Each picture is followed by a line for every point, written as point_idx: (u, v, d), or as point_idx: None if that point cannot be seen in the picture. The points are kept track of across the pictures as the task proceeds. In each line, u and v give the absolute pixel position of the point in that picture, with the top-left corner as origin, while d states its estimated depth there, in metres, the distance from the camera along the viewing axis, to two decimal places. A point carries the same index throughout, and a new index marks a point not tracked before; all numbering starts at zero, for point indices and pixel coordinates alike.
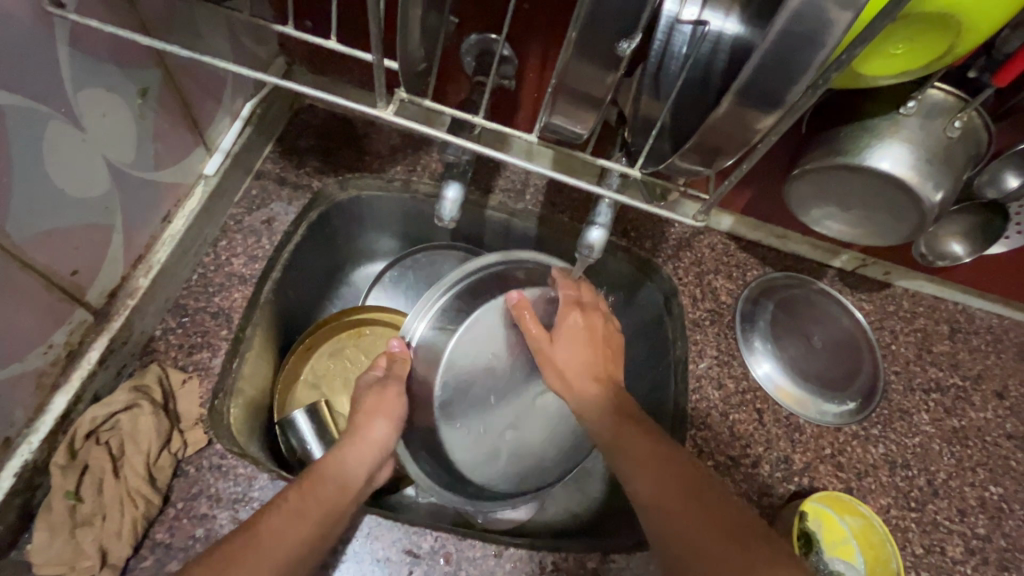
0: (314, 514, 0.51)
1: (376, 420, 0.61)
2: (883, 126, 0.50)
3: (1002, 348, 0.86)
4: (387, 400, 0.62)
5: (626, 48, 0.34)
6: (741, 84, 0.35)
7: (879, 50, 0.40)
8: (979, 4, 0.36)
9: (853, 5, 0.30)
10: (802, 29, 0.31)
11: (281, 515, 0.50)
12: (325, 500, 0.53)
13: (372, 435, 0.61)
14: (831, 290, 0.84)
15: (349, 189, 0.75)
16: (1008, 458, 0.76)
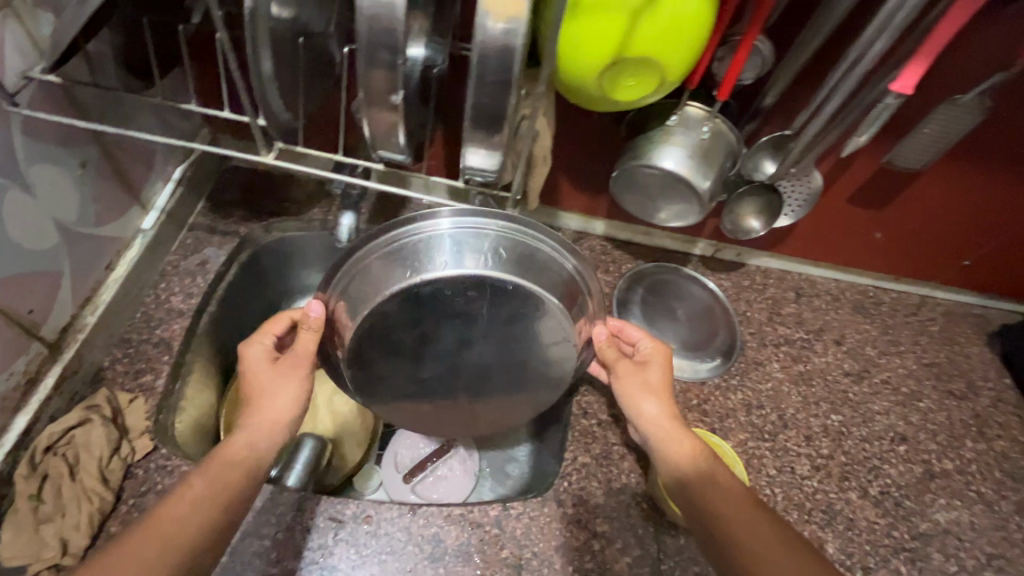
0: (203, 514, 0.51)
1: (270, 397, 0.62)
2: (657, 136, 0.68)
3: (840, 305, 1.04)
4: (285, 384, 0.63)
5: (397, 99, 0.47)
6: (490, 110, 0.47)
7: (617, 80, 0.56)
8: (659, 48, 0.53)
9: None
10: (502, 76, 0.44)
11: (182, 500, 0.51)
12: (232, 481, 0.55)
13: (273, 412, 0.61)
14: (695, 273, 1.00)
15: (273, 232, 0.89)
16: (846, 391, 0.93)
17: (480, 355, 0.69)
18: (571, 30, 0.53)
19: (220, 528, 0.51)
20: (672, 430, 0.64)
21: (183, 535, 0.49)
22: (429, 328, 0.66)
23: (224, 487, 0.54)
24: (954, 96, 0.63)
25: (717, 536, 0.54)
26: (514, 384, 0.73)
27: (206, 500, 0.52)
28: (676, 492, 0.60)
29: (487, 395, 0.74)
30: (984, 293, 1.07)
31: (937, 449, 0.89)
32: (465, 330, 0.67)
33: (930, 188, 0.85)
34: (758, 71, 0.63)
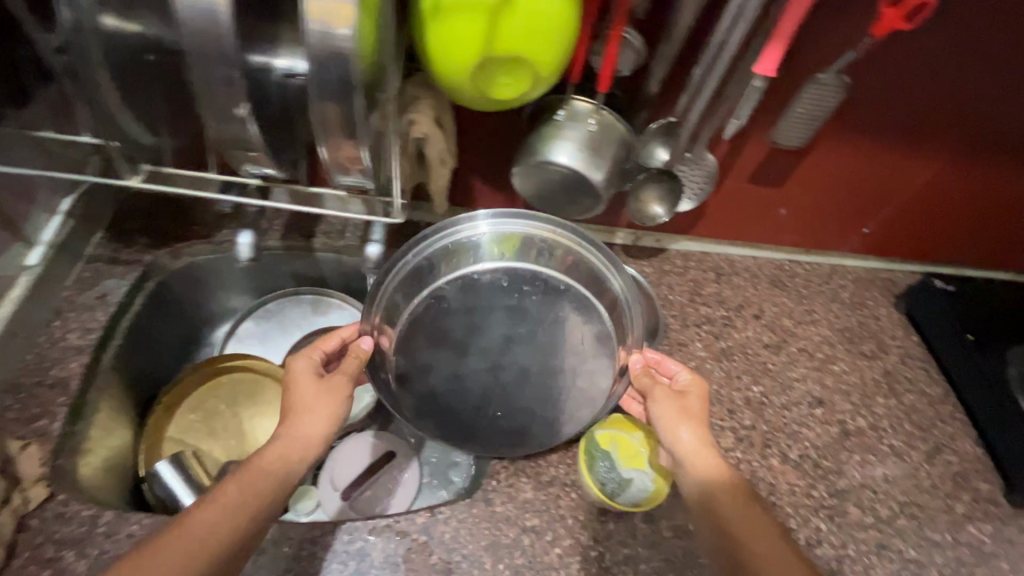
0: (230, 519, 0.56)
1: (305, 416, 0.65)
2: (547, 130, 0.70)
3: (758, 280, 1.09)
4: (323, 400, 0.66)
5: (238, 111, 0.51)
6: None
7: (494, 81, 0.57)
8: (521, 42, 0.54)
9: None
10: None
11: (214, 507, 0.56)
12: (258, 492, 0.59)
13: (307, 432, 0.64)
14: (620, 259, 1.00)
15: (181, 257, 0.87)
16: (766, 362, 0.97)
17: (518, 362, 0.73)
18: (439, 32, 0.54)
19: (237, 539, 0.55)
20: (705, 457, 0.65)
21: (213, 537, 0.54)
22: (478, 318, 0.72)
23: (255, 497, 0.58)
24: (815, 75, 0.67)
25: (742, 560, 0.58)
26: (548, 401, 0.74)
27: (228, 508, 0.56)
28: (705, 516, 0.63)
29: (521, 422, 0.74)
30: (890, 258, 1.12)
31: (851, 409, 0.94)
32: (507, 329, 0.73)
33: (818, 162, 0.89)
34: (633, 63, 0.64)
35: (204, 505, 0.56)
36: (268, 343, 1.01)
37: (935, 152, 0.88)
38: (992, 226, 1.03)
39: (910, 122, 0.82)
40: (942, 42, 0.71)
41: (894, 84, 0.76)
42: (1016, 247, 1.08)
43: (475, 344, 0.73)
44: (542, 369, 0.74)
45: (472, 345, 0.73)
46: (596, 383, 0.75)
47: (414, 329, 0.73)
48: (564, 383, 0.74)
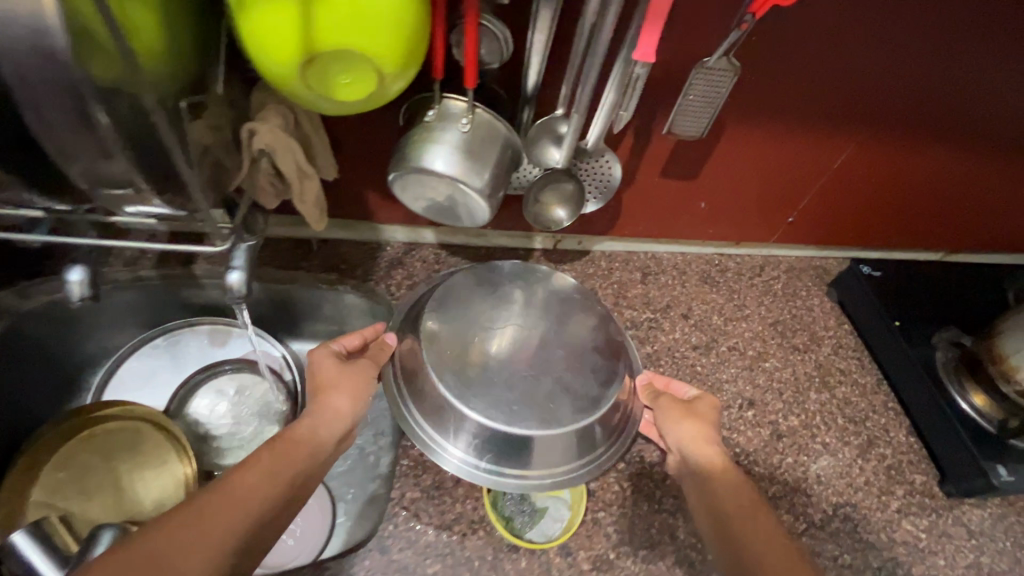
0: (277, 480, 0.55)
1: (338, 393, 0.66)
2: (418, 134, 0.63)
3: (687, 277, 1.04)
4: (354, 379, 0.68)
5: None
6: None
7: (329, 79, 0.50)
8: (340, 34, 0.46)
9: None
10: None
11: (256, 470, 0.54)
12: (290, 462, 0.57)
13: (330, 408, 0.65)
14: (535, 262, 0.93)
15: (33, 295, 0.77)
16: (694, 364, 0.92)
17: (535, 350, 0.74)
18: (251, 25, 0.46)
19: (274, 506, 0.53)
20: (704, 446, 0.66)
21: (254, 499, 0.52)
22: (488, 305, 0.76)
23: (286, 466, 0.57)
24: (701, 60, 0.62)
25: (729, 540, 0.57)
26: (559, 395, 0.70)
27: (267, 474, 0.55)
28: (701, 499, 0.63)
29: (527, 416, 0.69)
30: (821, 246, 1.09)
31: (783, 407, 0.90)
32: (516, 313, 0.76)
33: (732, 151, 0.85)
34: (495, 52, 0.58)
35: (243, 469, 0.54)
36: (156, 383, 0.91)
37: (848, 135, 0.84)
38: (918, 207, 1.01)
39: (817, 104, 0.78)
40: (836, 19, 0.67)
41: (793, 65, 0.72)
42: (943, 226, 1.06)
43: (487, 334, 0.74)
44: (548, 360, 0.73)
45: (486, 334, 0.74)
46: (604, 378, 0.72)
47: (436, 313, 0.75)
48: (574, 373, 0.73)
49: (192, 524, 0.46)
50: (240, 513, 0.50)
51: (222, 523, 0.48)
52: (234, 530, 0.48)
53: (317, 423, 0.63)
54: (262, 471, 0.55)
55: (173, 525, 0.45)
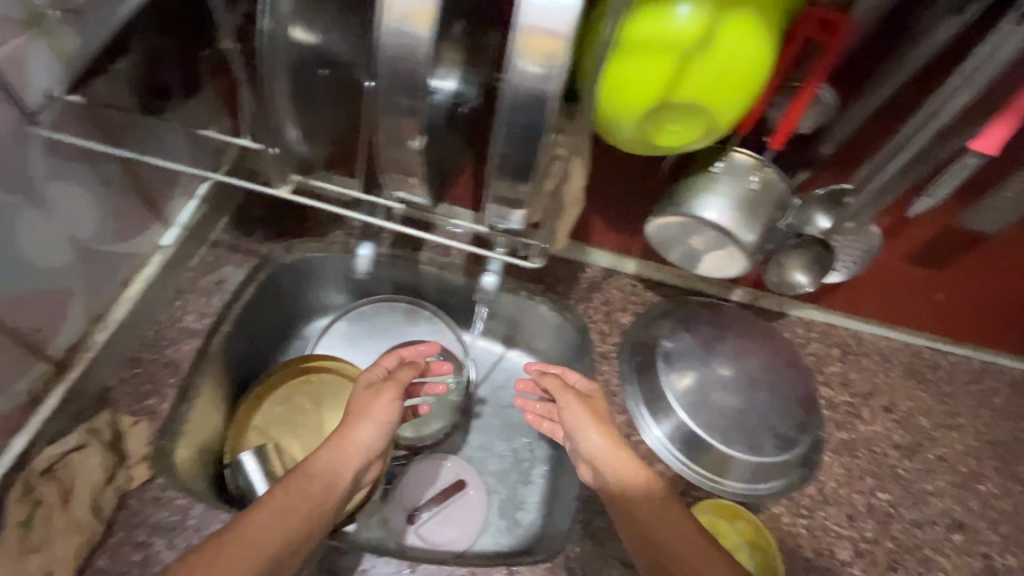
0: (301, 511, 0.61)
1: (360, 426, 0.69)
2: (701, 183, 0.63)
3: (891, 367, 0.95)
4: (378, 403, 0.71)
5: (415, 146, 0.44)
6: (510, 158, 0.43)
7: (661, 128, 0.52)
8: (698, 91, 0.48)
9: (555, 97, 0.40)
10: (525, 119, 0.41)
11: (271, 509, 0.60)
12: (311, 496, 0.63)
13: (357, 439, 0.68)
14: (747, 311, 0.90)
15: (294, 252, 0.88)
16: (895, 466, 0.84)
17: (753, 387, 0.81)
18: (620, 73, 0.48)
19: (301, 533, 0.60)
20: (624, 463, 0.69)
21: (268, 546, 0.57)
22: (717, 335, 0.86)
23: (301, 500, 0.62)
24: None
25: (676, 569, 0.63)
26: (750, 431, 0.78)
27: (296, 512, 0.61)
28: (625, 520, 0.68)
29: (721, 433, 0.78)
30: None
31: (997, 542, 0.79)
32: (740, 347, 0.85)
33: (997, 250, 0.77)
34: (814, 121, 0.58)
35: (257, 511, 0.59)
36: (358, 345, 1.03)
37: None
38: None
39: None
40: None
41: None
42: None
43: (709, 358, 0.83)
44: (754, 404, 0.79)
45: (710, 358, 0.83)
46: (790, 426, 0.79)
47: (679, 325, 0.87)
48: (772, 417, 0.79)
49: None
50: (266, 548, 0.57)
51: (240, 563, 0.55)
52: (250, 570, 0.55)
53: (329, 453, 0.66)
54: (282, 498, 0.61)
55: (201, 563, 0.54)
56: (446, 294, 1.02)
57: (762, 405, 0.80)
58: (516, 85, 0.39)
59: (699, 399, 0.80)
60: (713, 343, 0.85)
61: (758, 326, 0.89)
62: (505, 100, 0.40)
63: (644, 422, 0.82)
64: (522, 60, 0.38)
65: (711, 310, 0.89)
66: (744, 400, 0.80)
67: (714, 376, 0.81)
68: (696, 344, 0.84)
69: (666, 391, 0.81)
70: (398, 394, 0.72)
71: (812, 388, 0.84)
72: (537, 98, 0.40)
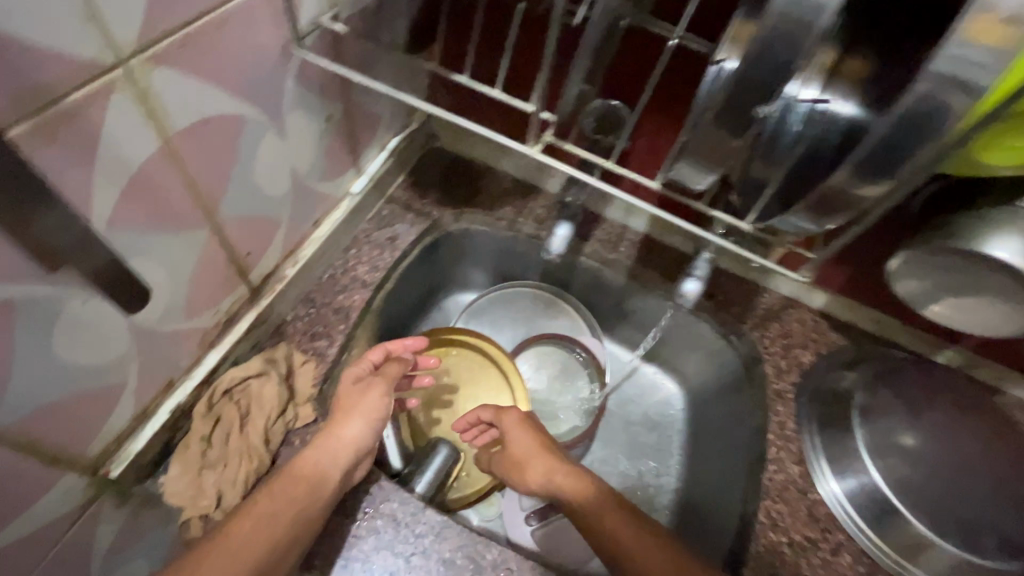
0: (286, 515, 0.53)
1: (352, 419, 0.61)
2: (1000, 216, 0.51)
3: None
4: (368, 400, 0.63)
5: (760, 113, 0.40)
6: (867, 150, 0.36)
7: (997, 139, 0.42)
8: None
9: (977, 94, 0.32)
10: (922, 112, 0.33)
11: (253, 517, 0.52)
12: (297, 500, 0.54)
13: (344, 435, 0.60)
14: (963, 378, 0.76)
15: (461, 221, 0.85)
16: None
17: (970, 471, 0.67)
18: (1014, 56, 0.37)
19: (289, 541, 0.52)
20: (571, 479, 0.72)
21: (251, 552, 0.50)
22: (926, 399, 0.72)
23: (286, 504, 0.54)
24: None
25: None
26: (966, 522, 0.64)
27: (279, 523, 0.53)
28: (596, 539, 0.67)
29: (929, 516, 0.64)
30: None
31: None
32: (955, 419, 0.71)
33: None
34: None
35: (244, 517, 0.52)
36: (495, 328, 1.01)
37: None
38: None
39: None
40: None
41: None
42: None
43: (916, 423, 0.70)
44: (971, 492, 0.66)
45: (916, 424, 0.70)
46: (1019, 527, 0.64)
47: (880, 376, 0.74)
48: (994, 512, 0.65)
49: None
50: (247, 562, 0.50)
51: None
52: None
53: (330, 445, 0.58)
54: (265, 506, 0.53)
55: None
56: (595, 293, 0.96)
57: (981, 494, 0.66)
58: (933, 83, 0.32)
59: (902, 467, 0.67)
60: (922, 406, 0.71)
61: (973, 398, 0.75)
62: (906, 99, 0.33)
63: (820, 473, 0.70)
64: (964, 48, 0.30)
65: (920, 367, 0.76)
66: (959, 483, 0.66)
67: (923, 446, 0.68)
68: (901, 403, 0.71)
69: (861, 448, 0.69)
70: (387, 389, 0.65)
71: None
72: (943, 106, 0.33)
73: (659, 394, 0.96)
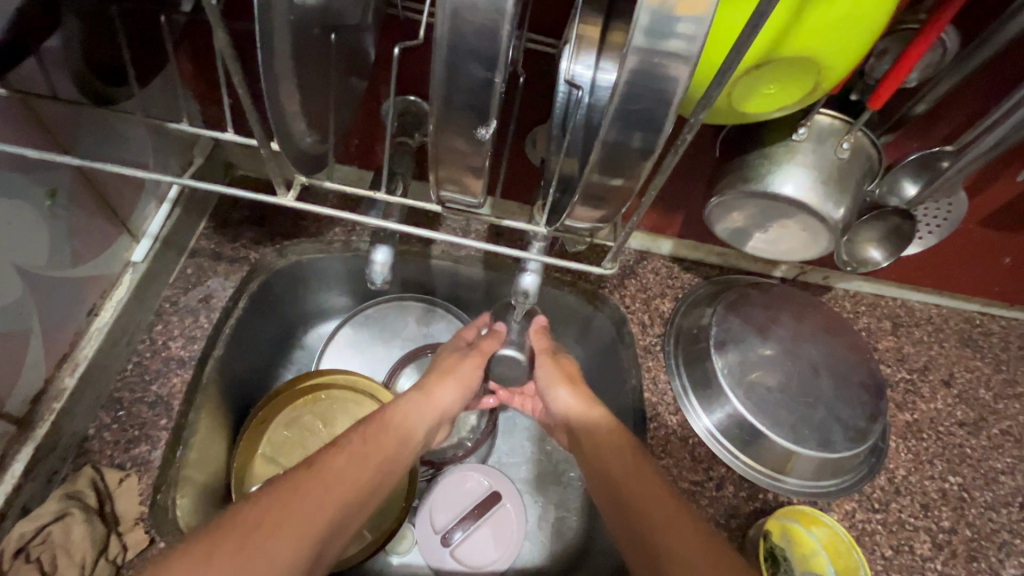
0: (372, 462, 0.54)
1: (446, 382, 0.68)
2: (780, 152, 0.53)
3: (944, 336, 0.88)
4: (464, 369, 0.71)
5: (484, 134, 0.35)
6: (612, 139, 0.34)
7: (755, 89, 0.42)
8: (814, 40, 0.38)
9: (690, 60, 0.30)
10: (648, 89, 0.32)
11: (337, 458, 0.52)
12: (386, 448, 0.57)
13: (439, 399, 0.67)
14: (791, 288, 0.84)
15: (288, 255, 0.76)
16: (963, 446, 0.78)
17: (814, 373, 0.74)
18: (737, 24, 0.36)
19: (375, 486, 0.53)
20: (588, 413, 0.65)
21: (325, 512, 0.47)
22: (771, 316, 0.78)
23: (373, 452, 0.55)
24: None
25: (616, 485, 0.56)
26: (816, 427, 0.70)
27: (367, 465, 0.54)
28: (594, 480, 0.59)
29: (789, 425, 0.70)
30: None
31: None
32: (796, 326, 0.78)
33: None
34: (927, 72, 0.51)
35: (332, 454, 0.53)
36: (366, 354, 0.91)
37: None
38: None
39: None
40: None
41: None
42: None
43: (767, 340, 0.75)
44: (820, 396, 0.72)
45: (767, 340, 0.75)
46: (855, 408, 0.72)
47: (731, 303, 0.78)
48: (837, 408, 0.72)
49: (221, 542, 0.42)
50: (341, 494, 0.50)
51: (315, 517, 0.46)
52: (305, 542, 0.44)
53: (423, 405, 0.65)
54: (353, 450, 0.54)
55: (276, 502, 0.46)
56: (461, 290, 0.91)
57: (828, 390, 0.73)
58: (645, 47, 0.30)
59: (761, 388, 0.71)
60: (765, 326, 0.76)
61: (805, 298, 0.82)
62: (625, 76, 0.31)
63: (692, 414, 0.74)
64: (650, 8, 0.29)
65: (760, 289, 0.81)
66: (808, 389, 0.72)
67: (774, 360, 0.73)
68: (748, 325, 0.76)
69: (721, 380, 0.72)
70: (482, 361, 0.72)
71: (876, 371, 0.76)
72: (663, 64, 0.31)
73: None
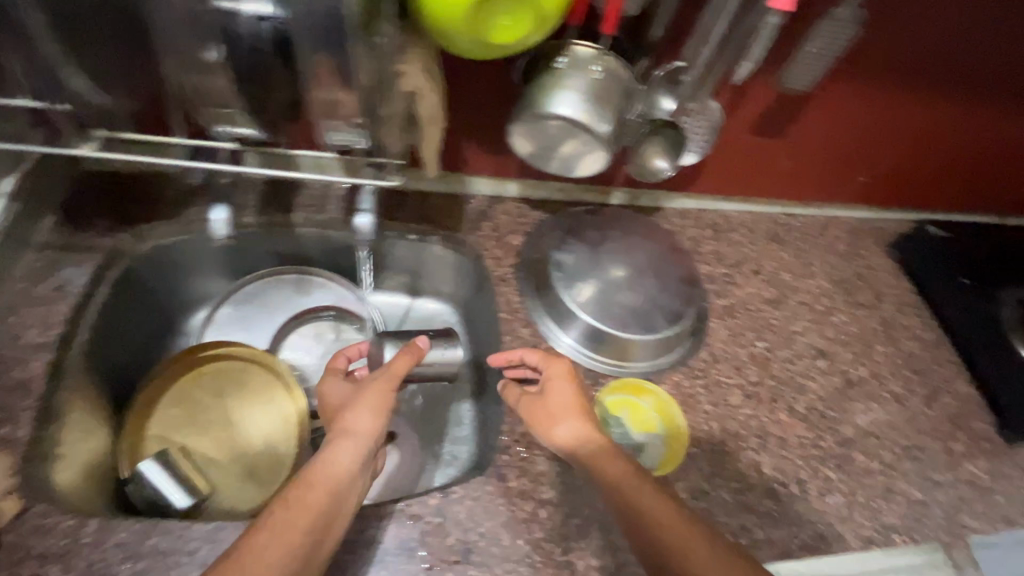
0: (302, 518, 0.55)
1: (360, 411, 0.66)
2: (547, 80, 0.65)
3: (756, 235, 1.05)
4: (369, 396, 0.68)
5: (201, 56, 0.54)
6: None
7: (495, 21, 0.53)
8: None
9: None
10: None
11: (268, 529, 0.54)
12: (316, 498, 0.58)
13: (351, 427, 0.65)
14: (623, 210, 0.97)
15: (146, 239, 0.81)
16: (768, 317, 0.95)
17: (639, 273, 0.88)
18: None
19: (302, 557, 0.53)
20: (578, 440, 0.66)
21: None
22: (600, 237, 0.91)
23: (304, 504, 0.57)
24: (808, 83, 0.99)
25: (638, 521, 0.59)
26: (638, 316, 0.84)
27: (291, 528, 0.54)
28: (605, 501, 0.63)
29: (616, 316, 0.84)
30: (885, 208, 1.09)
31: (852, 358, 0.94)
32: (624, 240, 0.91)
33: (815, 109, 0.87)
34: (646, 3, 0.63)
35: (262, 525, 0.54)
36: (251, 329, 0.95)
37: (935, 96, 0.88)
38: (986, 167, 1.03)
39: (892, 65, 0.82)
40: None
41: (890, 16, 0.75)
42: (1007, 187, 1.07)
43: (597, 252, 0.89)
44: (643, 289, 0.86)
45: (597, 253, 0.89)
46: (671, 295, 0.87)
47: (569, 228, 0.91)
48: (657, 298, 0.86)
49: None
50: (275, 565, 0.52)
51: None
52: None
53: (340, 448, 0.63)
54: (281, 516, 0.55)
55: None
56: (335, 256, 0.97)
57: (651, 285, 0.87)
58: None
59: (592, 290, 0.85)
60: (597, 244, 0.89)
61: (632, 219, 0.95)
62: None
63: (543, 325, 0.86)
64: None
65: (595, 214, 0.94)
66: (632, 287, 0.86)
67: (600, 268, 0.87)
68: (579, 244, 0.90)
69: (558, 286, 0.85)
70: (389, 386, 0.70)
71: (691, 268, 0.91)
72: None
73: (434, 322, 1.00)
